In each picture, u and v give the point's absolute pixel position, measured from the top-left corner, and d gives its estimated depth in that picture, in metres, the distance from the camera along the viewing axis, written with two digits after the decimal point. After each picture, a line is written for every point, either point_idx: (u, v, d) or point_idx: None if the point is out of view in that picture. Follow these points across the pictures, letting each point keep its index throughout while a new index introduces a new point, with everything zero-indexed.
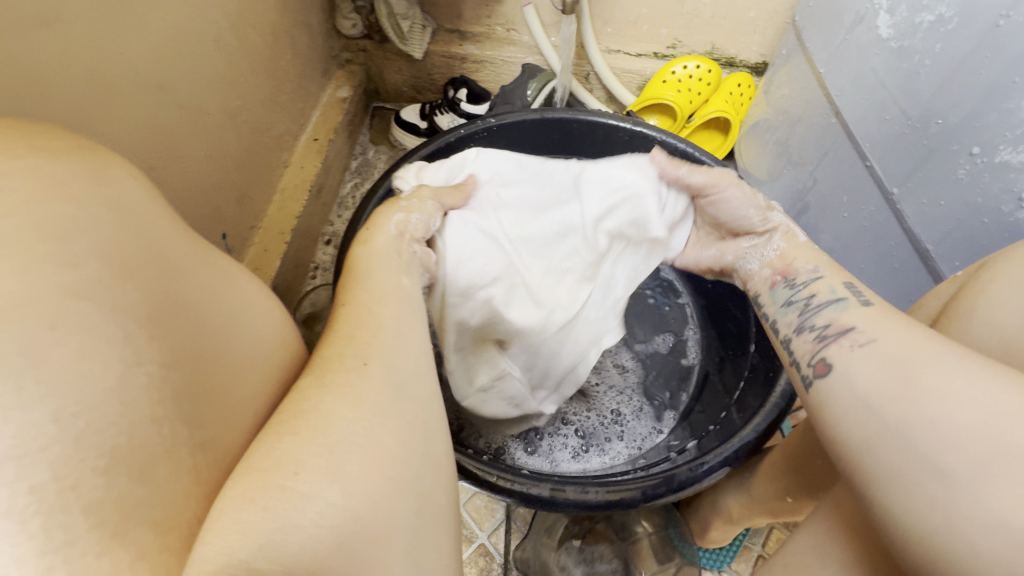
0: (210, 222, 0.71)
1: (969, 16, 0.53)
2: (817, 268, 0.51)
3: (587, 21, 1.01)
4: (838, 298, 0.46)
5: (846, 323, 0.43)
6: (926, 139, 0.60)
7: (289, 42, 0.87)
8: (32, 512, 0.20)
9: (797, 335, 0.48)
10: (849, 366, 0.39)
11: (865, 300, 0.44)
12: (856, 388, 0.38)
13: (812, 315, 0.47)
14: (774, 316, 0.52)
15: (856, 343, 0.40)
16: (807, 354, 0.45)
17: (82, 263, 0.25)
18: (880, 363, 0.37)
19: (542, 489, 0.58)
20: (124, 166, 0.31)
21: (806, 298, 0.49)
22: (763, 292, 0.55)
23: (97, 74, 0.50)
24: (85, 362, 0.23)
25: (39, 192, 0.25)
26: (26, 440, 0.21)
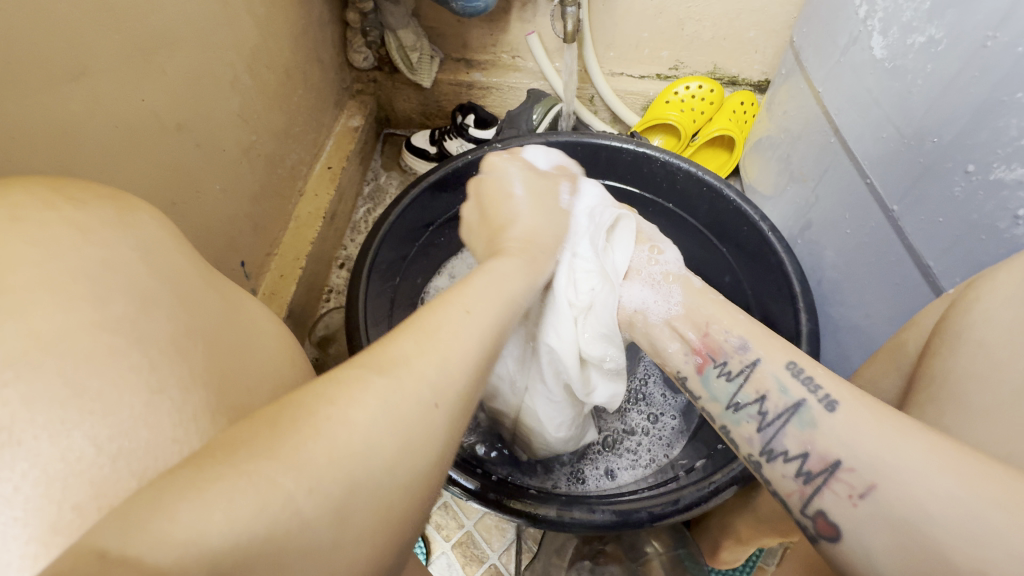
0: (227, 251, 0.74)
1: (956, 37, 0.55)
2: (743, 344, 0.51)
3: (588, 46, 1.04)
4: (795, 405, 0.44)
5: (823, 453, 0.41)
6: (921, 156, 0.60)
7: (303, 77, 0.92)
8: (73, 527, 0.23)
9: (767, 460, 0.45)
10: (860, 527, 0.36)
11: (826, 402, 0.43)
12: (877, 560, 0.35)
13: (777, 432, 0.45)
14: (725, 423, 0.49)
15: (855, 493, 0.37)
16: (799, 498, 0.41)
17: (110, 301, 0.27)
18: (893, 522, 0.34)
19: (548, 509, 0.58)
20: (148, 212, 0.33)
21: (756, 401, 0.48)
22: (693, 376, 0.53)
23: (120, 117, 0.54)
24: (114, 393, 0.25)
25: (74, 243, 0.28)
26: (67, 462, 0.23)
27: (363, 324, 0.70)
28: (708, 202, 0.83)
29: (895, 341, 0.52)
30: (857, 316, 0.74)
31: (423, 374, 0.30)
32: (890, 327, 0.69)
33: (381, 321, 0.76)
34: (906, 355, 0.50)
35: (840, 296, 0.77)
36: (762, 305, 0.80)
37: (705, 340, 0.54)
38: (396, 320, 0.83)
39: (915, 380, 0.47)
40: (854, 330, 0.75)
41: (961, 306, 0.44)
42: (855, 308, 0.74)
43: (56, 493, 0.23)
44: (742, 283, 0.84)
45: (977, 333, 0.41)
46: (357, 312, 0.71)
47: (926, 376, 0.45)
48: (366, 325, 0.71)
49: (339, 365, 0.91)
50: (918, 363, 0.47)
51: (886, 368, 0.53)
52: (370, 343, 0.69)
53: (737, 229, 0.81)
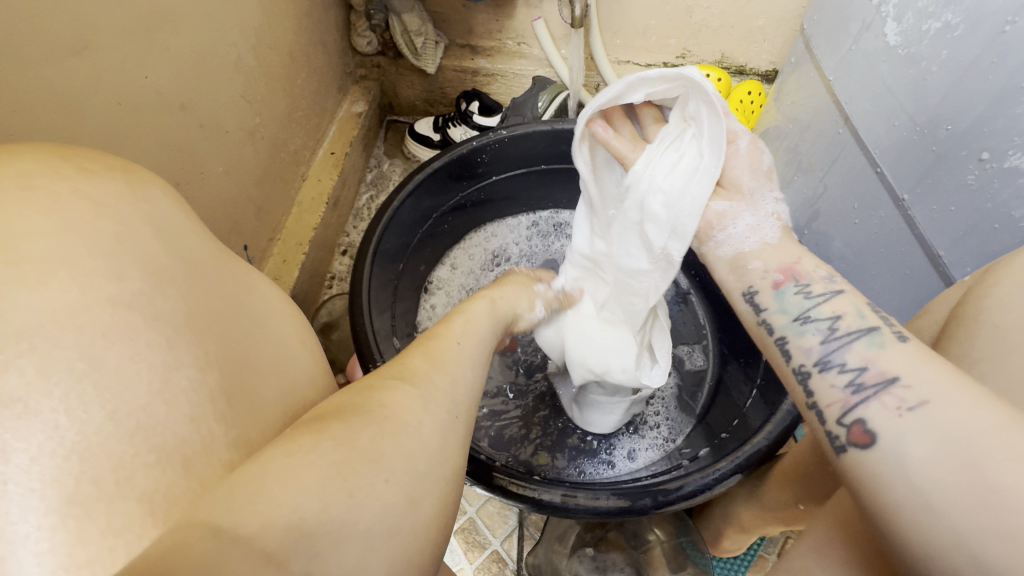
0: (230, 234, 0.73)
1: (974, 23, 0.54)
2: (833, 277, 0.46)
3: (595, 33, 1.03)
4: (869, 328, 0.41)
5: (884, 369, 0.38)
6: (934, 145, 0.60)
7: (306, 60, 0.91)
8: (93, 501, 0.22)
9: (819, 371, 0.42)
10: (901, 437, 0.34)
11: (902, 335, 0.40)
12: (911, 467, 0.32)
13: (839, 346, 0.41)
14: (784, 334, 0.45)
15: (904, 405, 0.35)
16: (839, 407, 0.39)
17: (126, 275, 0.27)
18: (939, 435, 0.32)
19: (553, 494, 0.58)
20: (160, 187, 0.32)
21: (829, 318, 0.43)
22: (763, 292, 0.48)
23: (123, 95, 0.53)
24: (132, 367, 0.25)
25: (87, 216, 0.27)
26: (85, 436, 0.23)
27: (367, 309, 0.69)
28: None
29: (908, 328, 0.52)
30: None
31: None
32: (897, 319, 0.69)
33: (385, 307, 0.76)
34: (918, 343, 0.50)
35: None
36: None
37: (791, 264, 0.48)
38: (399, 307, 0.83)
39: None
40: None
41: (975, 293, 0.44)
42: None
43: (73, 467, 0.22)
44: None
45: (996, 316, 0.41)
46: (361, 297, 0.71)
47: None
48: (370, 311, 0.70)
49: (342, 351, 0.90)
50: (930, 351, 0.47)
51: None
52: (374, 329, 0.69)
53: None
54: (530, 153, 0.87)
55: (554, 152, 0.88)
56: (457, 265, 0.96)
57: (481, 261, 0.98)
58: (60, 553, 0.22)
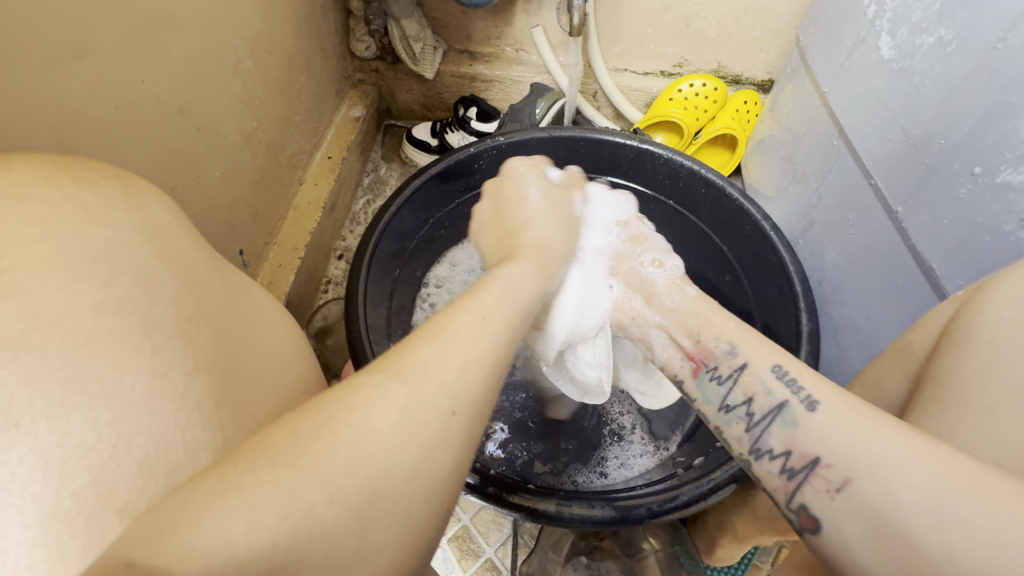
0: (226, 238, 0.73)
1: (967, 38, 0.54)
2: (732, 349, 0.50)
3: (594, 41, 1.04)
4: (780, 405, 0.44)
5: (806, 449, 0.41)
6: (928, 158, 0.60)
7: (305, 65, 0.91)
8: (74, 513, 0.22)
9: (755, 459, 0.44)
10: (838, 520, 0.37)
11: (809, 401, 0.43)
12: (856, 550, 0.35)
13: (762, 432, 0.45)
14: (716, 423, 0.48)
15: (832, 486, 0.38)
16: (784, 493, 0.41)
17: (114, 282, 0.26)
18: (869, 515, 0.35)
19: (547, 504, 0.58)
20: (154, 194, 0.32)
21: (745, 403, 0.47)
22: (687, 380, 0.52)
23: (122, 99, 0.53)
24: (116, 376, 0.25)
25: (80, 222, 0.27)
26: (65, 447, 0.23)
27: (362, 315, 0.69)
28: (710, 201, 0.82)
29: (901, 340, 0.52)
30: (858, 316, 0.74)
31: (438, 375, 0.30)
32: (891, 329, 0.69)
33: (380, 312, 0.76)
34: (912, 354, 0.50)
35: (841, 297, 0.77)
36: (764, 305, 0.79)
37: (697, 346, 0.52)
38: (395, 313, 0.83)
39: (920, 381, 0.47)
40: (854, 331, 0.75)
41: (969, 306, 0.44)
42: (856, 309, 0.74)
43: (53, 480, 0.22)
44: (743, 282, 0.83)
45: (987, 332, 0.41)
46: (356, 302, 0.70)
47: (931, 376, 0.45)
48: (365, 317, 0.70)
49: (337, 356, 0.90)
50: (925, 363, 0.48)
51: (891, 367, 0.53)
52: (369, 335, 0.69)
53: (740, 229, 0.80)
54: (528, 159, 0.87)
55: (552, 159, 0.88)
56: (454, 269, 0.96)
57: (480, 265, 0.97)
58: (41, 568, 0.21)
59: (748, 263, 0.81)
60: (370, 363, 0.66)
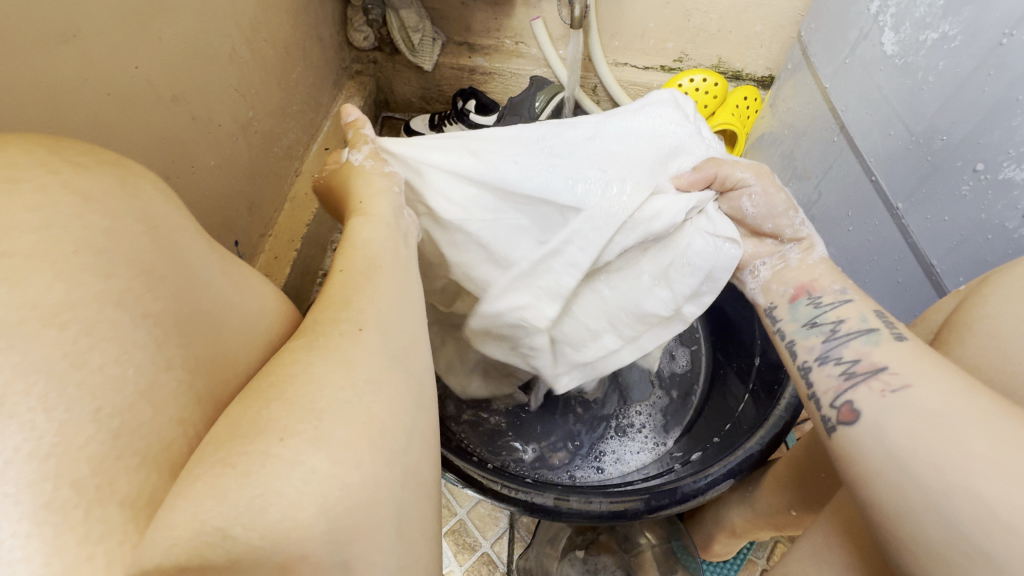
0: (221, 229, 0.72)
1: (972, 34, 0.54)
2: (845, 289, 0.49)
3: (594, 34, 1.02)
4: (869, 329, 0.44)
5: (876, 361, 0.41)
6: (930, 155, 0.60)
7: (302, 54, 0.89)
8: (71, 505, 0.21)
9: (819, 365, 0.45)
10: (880, 414, 0.37)
11: (898, 334, 0.42)
12: (888, 436, 0.36)
13: (839, 344, 0.45)
14: (792, 337, 0.49)
15: (887, 388, 0.38)
16: (833, 393, 0.42)
17: (112, 272, 0.26)
18: (915, 413, 0.35)
19: (545, 498, 0.58)
20: (152, 181, 0.32)
21: (832, 323, 0.47)
22: (780, 305, 0.52)
23: (113, 86, 0.51)
24: (117, 368, 0.24)
25: (76, 209, 0.26)
26: (63, 438, 0.21)
27: None
28: None
29: None
30: None
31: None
32: None
33: None
34: None
35: None
36: None
37: (807, 280, 0.51)
38: None
39: None
40: None
41: (971, 302, 0.44)
42: None
43: (51, 471, 0.21)
44: None
45: (990, 325, 0.41)
46: None
47: None
48: None
49: None
50: None
51: None
52: None
53: None
54: None
55: None
56: None
57: None
58: (33, 562, 0.19)
59: None
60: None
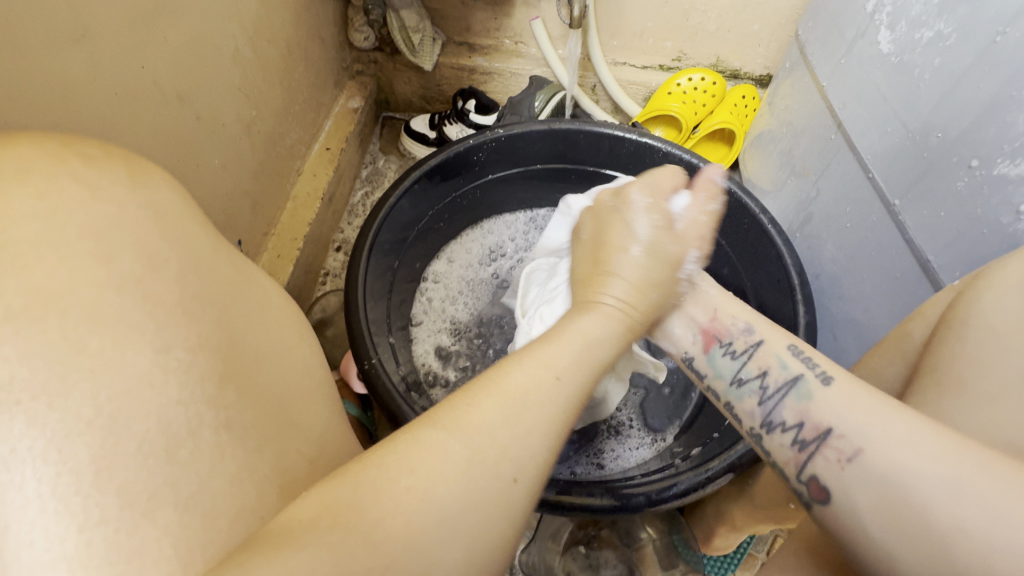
0: (225, 227, 0.73)
1: (966, 32, 0.55)
2: (749, 327, 0.49)
3: (593, 34, 1.03)
4: (795, 378, 0.43)
5: (818, 421, 0.40)
6: (926, 151, 0.61)
7: (303, 54, 0.90)
8: (71, 491, 0.22)
9: (766, 433, 0.44)
10: (849, 490, 0.37)
11: (824, 377, 0.42)
12: (864, 517, 0.35)
13: (775, 404, 0.44)
14: (726, 398, 0.47)
15: (843, 456, 0.38)
16: (793, 466, 0.41)
17: (116, 258, 0.26)
18: (878, 485, 0.35)
19: (547, 493, 0.59)
20: (159, 175, 0.32)
21: (758, 376, 0.46)
22: (696, 356, 0.50)
23: (121, 86, 0.52)
24: (117, 353, 0.25)
25: (84, 200, 0.27)
26: (63, 423, 0.23)
27: (362, 305, 0.69)
28: None
29: (899, 330, 0.53)
30: (856, 310, 0.75)
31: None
32: (886, 322, 0.70)
33: (380, 303, 0.76)
34: (910, 346, 0.51)
35: (838, 291, 0.78)
36: (762, 299, 0.80)
37: (709, 322, 0.51)
38: (394, 305, 0.82)
39: (918, 372, 0.48)
40: (850, 323, 0.76)
41: (968, 297, 0.45)
42: (854, 302, 0.75)
43: (52, 456, 0.22)
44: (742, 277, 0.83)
45: (989, 320, 0.42)
46: (357, 293, 0.70)
47: (929, 367, 0.46)
48: (365, 308, 0.70)
49: (335, 348, 0.90)
50: (923, 353, 0.48)
51: (889, 358, 0.53)
52: (369, 325, 0.69)
53: (738, 223, 0.81)
54: (526, 151, 0.87)
55: (550, 153, 0.88)
56: (453, 264, 0.95)
57: (478, 257, 0.97)
58: (48, 539, 0.22)
59: (750, 262, 0.81)
60: (370, 353, 0.66)
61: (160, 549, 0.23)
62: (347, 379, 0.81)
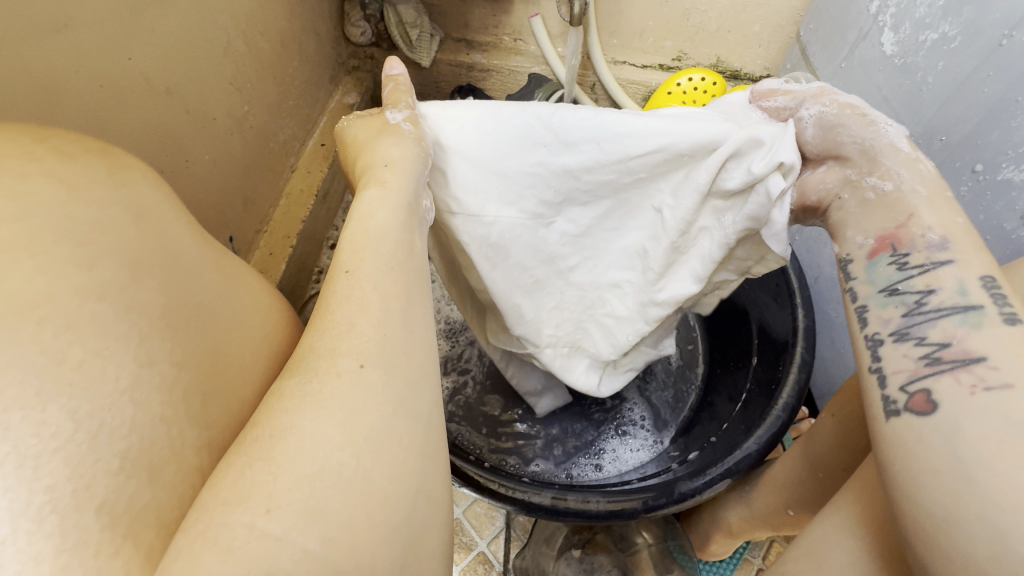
0: (215, 224, 0.71)
1: (971, 34, 0.54)
2: (945, 242, 0.38)
3: (593, 33, 1.02)
4: (970, 305, 0.35)
5: (971, 348, 0.34)
6: (929, 155, 0.60)
7: (298, 48, 0.88)
8: (46, 511, 0.20)
9: (894, 341, 0.38)
10: (963, 416, 0.32)
11: (1011, 316, 0.34)
12: (964, 441, 0.31)
13: (924, 322, 0.37)
14: (864, 302, 0.40)
15: (979, 384, 0.32)
16: (906, 376, 0.36)
17: (98, 263, 0.25)
18: (1009, 423, 0.30)
19: (543, 497, 0.57)
20: (143, 172, 0.31)
21: (920, 292, 0.38)
22: (856, 259, 0.42)
23: (106, 78, 0.51)
24: (98, 364, 0.23)
25: (63, 198, 0.26)
26: (39, 440, 0.20)
27: None
28: None
29: None
30: None
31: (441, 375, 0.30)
32: None
33: None
34: None
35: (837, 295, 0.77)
36: None
37: (894, 227, 0.40)
38: None
39: None
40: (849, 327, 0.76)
41: None
42: None
43: (26, 474, 0.19)
44: None
45: None
46: None
47: None
48: None
49: None
50: None
51: None
52: None
53: None
54: None
55: None
56: None
57: None
58: (8, 571, 0.18)
59: None
60: None
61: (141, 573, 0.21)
62: None
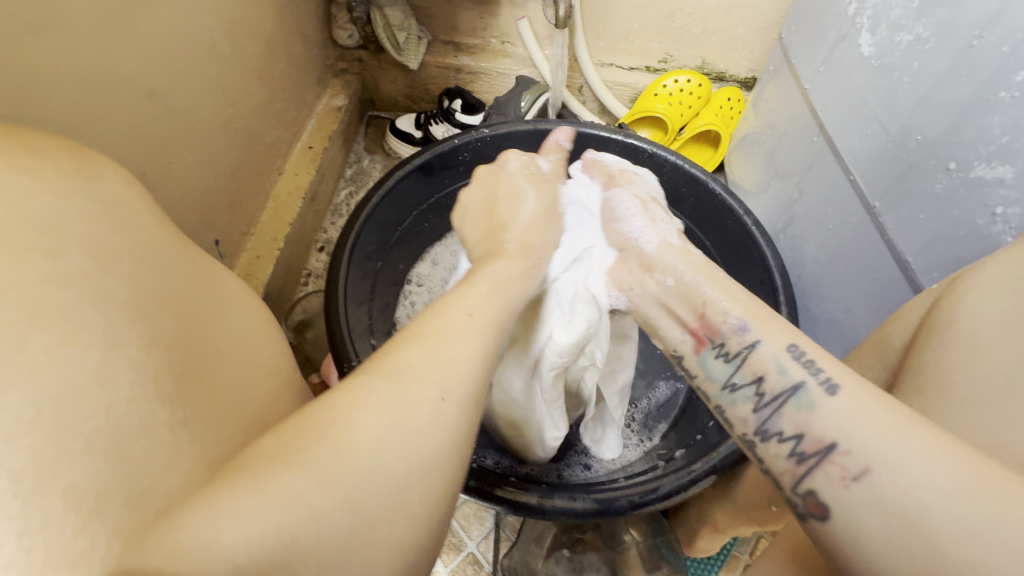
0: (202, 226, 0.71)
1: (944, 35, 0.55)
2: (743, 324, 0.46)
3: (580, 35, 1.03)
4: (794, 386, 0.41)
5: (820, 435, 0.38)
6: (906, 153, 0.61)
7: (285, 51, 0.89)
8: (6, 496, 0.20)
9: (761, 441, 0.42)
10: (854, 510, 0.35)
11: (828, 385, 0.40)
12: (869, 542, 0.33)
13: (772, 413, 0.42)
14: (719, 402, 0.46)
15: (848, 475, 0.36)
16: (790, 477, 0.39)
17: (65, 252, 0.26)
18: (886, 509, 0.33)
19: (528, 497, 0.57)
20: (112, 168, 0.32)
21: (754, 382, 0.44)
22: (689, 355, 0.49)
23: (88, 79, 0.51)
24: (64, 349, 0.23)
25: (29, 191, 0.26)
26: (2, 423, 0.21)
27: (343, 308, 0.68)
28: (693, 197, 0.82)
29: (881, 330, 0.53)
30: (836, 311, 0.76)
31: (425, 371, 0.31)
32: (866, 323, 0.71)
33: (362, 305, 0.75)
34: (891, 346, 0.51)
35: (820, 292, 0.78)
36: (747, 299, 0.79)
37: (700, 321, 0.49)
38: (376, 307, 0.81)
39: (899, 372, 0.48)
40: (832, 324, 0.77)
41: (947, 298, 0.46)
42: (835, 303, 0.76)
43: None
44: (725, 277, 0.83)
45: (967, 320, 0.42)
46: (336, 294, 0.69)
47: (911, 367, 0.46)
48: (345, 309, 0.69)
49: (316, 349, 0.88)
50: (903, 354, 0.49)
51: (870, 359, 0.54)
52: (350, 326, 0.68)
53: (722, 225, 0.80)
54: (512, 152, 0.86)
55: (534, 152, 0.88)
56: (446, 251, 0.96)
57: (471, 250, 0.97)
58: None
59: (731, 259, 0.81)
60: (350, 355, 0.64)
61: (109, 550, 0.21)
62: (328, 382, 0.80)
